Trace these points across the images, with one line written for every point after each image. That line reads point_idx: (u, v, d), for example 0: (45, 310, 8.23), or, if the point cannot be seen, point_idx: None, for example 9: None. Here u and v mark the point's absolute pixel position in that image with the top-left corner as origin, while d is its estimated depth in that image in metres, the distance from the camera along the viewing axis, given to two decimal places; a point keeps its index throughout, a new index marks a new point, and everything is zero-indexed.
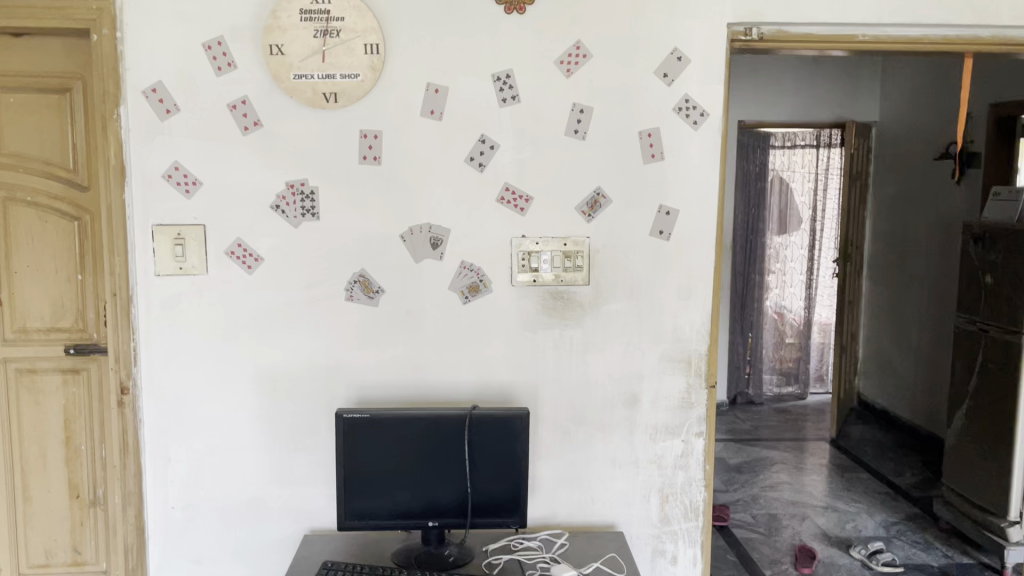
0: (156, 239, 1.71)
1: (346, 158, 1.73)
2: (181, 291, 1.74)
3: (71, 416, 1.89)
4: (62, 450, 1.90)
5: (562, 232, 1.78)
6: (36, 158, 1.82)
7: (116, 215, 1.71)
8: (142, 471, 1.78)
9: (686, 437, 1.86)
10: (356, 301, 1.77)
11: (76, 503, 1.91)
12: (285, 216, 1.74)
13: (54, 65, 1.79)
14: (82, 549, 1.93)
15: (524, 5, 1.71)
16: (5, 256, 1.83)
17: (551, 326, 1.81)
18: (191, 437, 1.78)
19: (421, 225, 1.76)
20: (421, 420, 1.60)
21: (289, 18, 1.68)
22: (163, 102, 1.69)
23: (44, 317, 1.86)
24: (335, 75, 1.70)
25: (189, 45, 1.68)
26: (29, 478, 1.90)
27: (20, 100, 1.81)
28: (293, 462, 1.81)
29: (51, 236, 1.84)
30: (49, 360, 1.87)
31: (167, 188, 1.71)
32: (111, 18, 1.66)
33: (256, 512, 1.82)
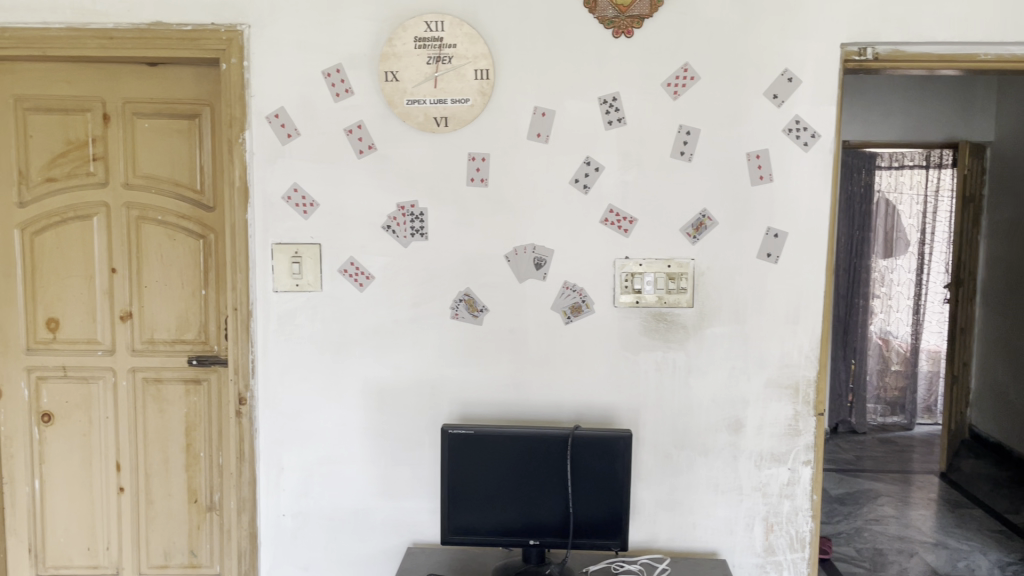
0: (275, 257, 1.80)
1: (455, 179, 1.78)
2: (296, 306, 1.82)
3: (192, 423, 1.99)
4: (183, 455, 2.00)
5: (666, 254, 1.78)
6: (167, 180, 1.93)
7: (239, 233, 1.80)
8: (255, 479, 1.86)
9: (793, 465, 1.82)
10: (461, 319, 1.81)
11: (194, 507, 2.01)
12: (395, 236, 1.79)
13: (187, 93, 1.91)
14: (199, 552, 2.02)
15: (632, 30, 1.73)
16: (136, 271, 1.95)
17: (654, 348, 1.80)
18: (302, 447, 1.85)
19: (526, 245, 1.79)
20: (524, 438, 1.62)
21: (404, 45, 1.74)
22: (285, 127, 1.77)
23: (170, 329, 1.97)
24: (447, 100, 1.75)
25: (310, 73, 1.76)
26: (152, 482, 2.01)
27: (153, 126, 1.93)
28: (397, 475, 1.85)
29: (179, 253, 1.95)
30: (173, 371, 1.98)
31: (286, 208, 1.79)
32: (240, 48, 1.76)
33: (361, 523, 1.87)
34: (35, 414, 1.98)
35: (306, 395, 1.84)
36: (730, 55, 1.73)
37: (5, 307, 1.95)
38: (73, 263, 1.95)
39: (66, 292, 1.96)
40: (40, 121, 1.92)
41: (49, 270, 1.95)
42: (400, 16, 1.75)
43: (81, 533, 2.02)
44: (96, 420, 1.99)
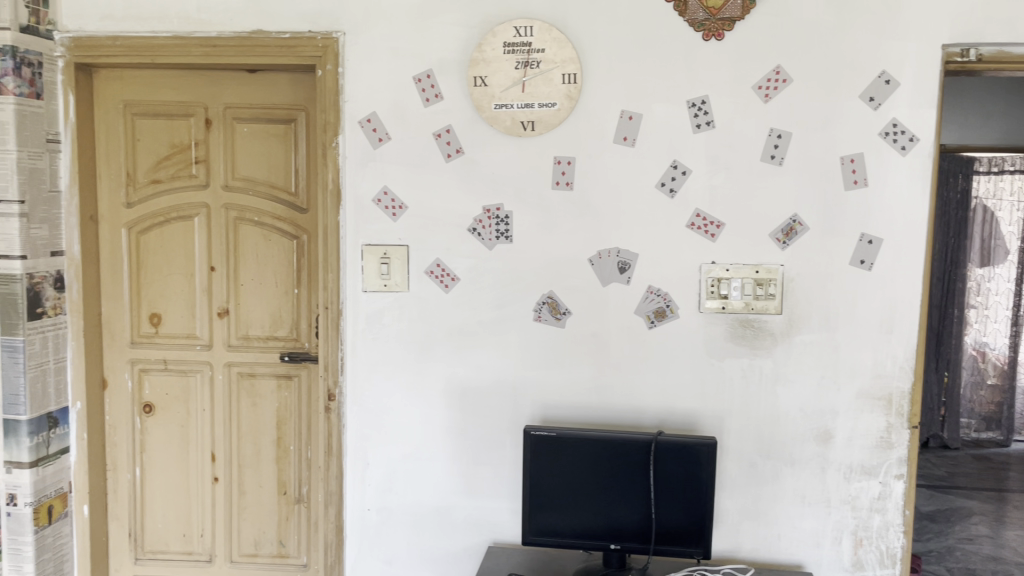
0: (365, 258, 1.85)
1: (540, 183, 1.79)
2: (384, 306, 1.86)
3: (283, 417, 2.06)
4: (274, 448, 2.07)
5: (753, 259, 1.75)
6: (264, 182, 2.01)
7: (331, 235, 1.86)
8: (342, 473, 1.91)
9: (884, 478, 1.76)
10: (544, 322, 1.82)
11: (283, 499, 2.08)
12: (480, 238, 1.82)
13: (284, 99, 1.98)
14: (287, 542, 2.09)
15: (723, 32, 1.71)
16: (234, 270, 2.04)
17: (740, 355, 1.78)
18: (387, 444, 1.90)
19: (610, 249, 1.78)
20: (607, 442, 1.62)
21: (493, 51, 1.76)
22: (376, 131, 1.82)
23: (264, 326, 2.04)
24: (534, 104, 1.76)
25: (401, 79, 1.80)
26: (244, 473, 2.09)
27: (251, 130, 2.00)
28: (479, 474, 1.88)
29: (274, 252, 2.02)
30: (266, 366, 2.05)
31: (376, 210, 1.84)
32: (335, 55, 1.81)
33: (443, 520, 1.90)
34: (137, 404, 2.09)
35: (392, 393, 1.88)
36: (824, 57, 1.69)
37: (112, 301, 2.06)
38: (175, 261, 2.05)
39: (168, 289, 2.06)
40: (147, 125, 2.02)
41: (153, 267, 2.05)
42: (490, 21, 1.77)
43: (177, 520, 2.11)
44: (193, 412, 2.08)
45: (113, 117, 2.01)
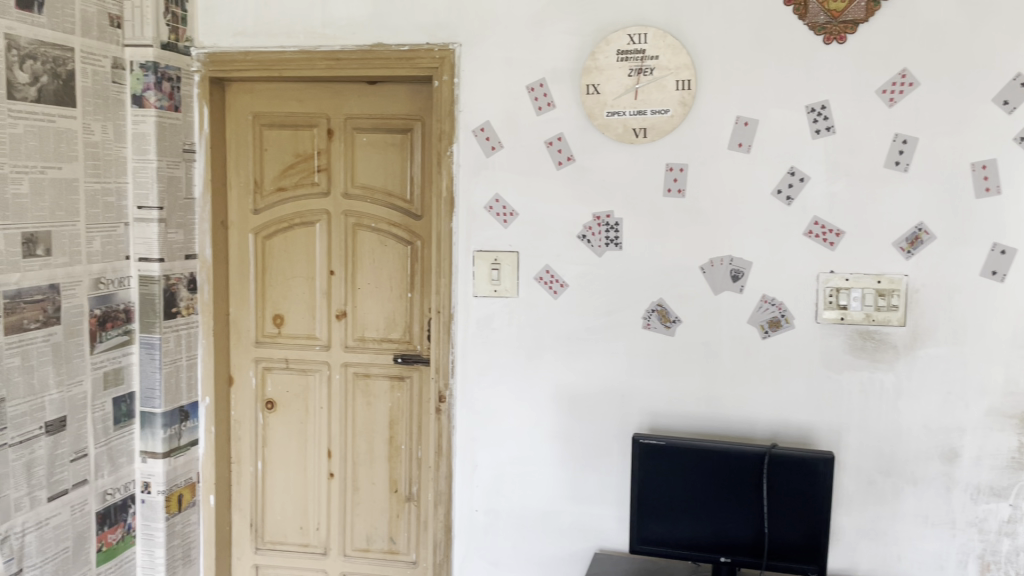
0: (476, 263, 1.89)
1: (652, 190, 1.78)
2: (494, 311, 1.90)
3: (396, 417, 2.13)
4: (386, 447, 2.14)
5: (874, 269, 1.69)
6: (381, 190, 2.08)
7: (444, 241, 1.90)
8: (452, 473, 1.96)
9: (1015, 501, 1.67)
10: (653, 330, 1.81)
11: (395, 496, 2.15)
12: (590, 245, 1.83)
13: (401, 109, 2.05)
14: (397, 538, 2.15)
15: (845, 35, 1.66)
16: (352, 274, 2.12)
17: (859, 368, 1.72)
18: (495, 446, 1.93)
19: (723, 257, 1.76)
20: (717, 453, 1.60)
21: (606, 59, 1.77)
22: (489, 140, 1.86)
23: (379, 328, 2.11)
24: (647, 111, 1.76)
25: (515, 88, 1.84)
26: (358, 469, 2.16)
27: (370, 139, 2.07)
28: (586, 480, 1.88)
29: (390, 257, 2.09)
30: (380, 367, 2.12)
31: (488, 217, 1.88)
32: (451, 66, 1.86)
33: (550, 524, 1.91)
34: (260, 401, 2.20)
35: (501, 397, 1.91)
36: (955, 59, 1.62)
37: (239, 303, 2.18)
38: (297, 265, 2.14)
39: (290, 291, 2.16)
40: (273, 135, 2.12)
41: (277, 270, 2.16)
42: (604, 29, 1.78)
43: (295, 513, 2.21)
44: (311, 409, 2.17)
45: (243, 128, 2.13)
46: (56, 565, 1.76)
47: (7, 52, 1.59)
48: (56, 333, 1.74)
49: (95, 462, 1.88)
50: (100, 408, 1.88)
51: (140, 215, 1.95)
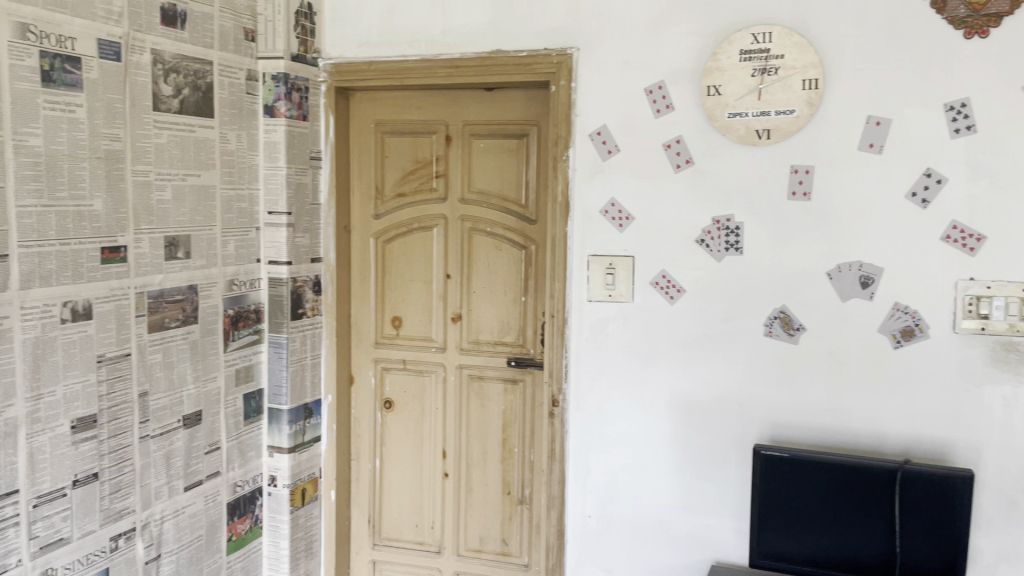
0: (591, 268, 1.88)
1: (775, 193, 1.73)
2: (609, 316, 1.88)
3: (509, 420, 2.14)
4: (499, 449, 2.16)
5: (1022, 277, 1.58)
6: (496, 195, 2.10)
7: (559, 245, 1.91)
8: (565, 478, 1.96)
9: None
10: (775, 337, 1.75)
11: (508, 499, 2.16)
12: (709, 250, 1.79)
13: (518, 114, 2.06)
14: (510, 541, 2.17)
15: (988, 29, 1.56)
16: (467, 277, 2.15)
17: (1001, 381, 1.61)
18: (609, 453, 1.91)
19: (851, 263, 1.69)
20: (844, 467, 1.54)
21: (728, 59, 1.73)
22: (606, 144, 1.85)
23: (493, 331, 2.14)
24: (771, 112, 1.70)
25: (634, 91, 1.82)
26: (472, 471, 2.19)
27: (487, 144, 2.10)
28: (703, 490, 1.84)
29: (505, 261, 2.11)
30: (494, 370, 2.14)
31: (604, 221, 1.87)
32: (568, 70, 1.86)
33: (664, 534, 1.88)
34: (378, 400, 2.26)
35: (615, 403, 1.90)
36: None
37: (360, 304, 2.26)
38: (415, 268, 2.20)
39: (408, 294, 2.21)
40: (394, 142, 2.18)
41: (396, 273, 2.22)
42: (726, 28, 1.74)
43: (411, 511, 2.26)
44: (427, 410, 2.22)
45: (366, 136, 2.21)
46: (191, 551, 1.86)
47: (154, 67, 1.69)
48: (194, 332, 1.84)
49: (227, 454, 1.97)
50: (232, 403, 1.98)
51: (270, 220, 2.04)
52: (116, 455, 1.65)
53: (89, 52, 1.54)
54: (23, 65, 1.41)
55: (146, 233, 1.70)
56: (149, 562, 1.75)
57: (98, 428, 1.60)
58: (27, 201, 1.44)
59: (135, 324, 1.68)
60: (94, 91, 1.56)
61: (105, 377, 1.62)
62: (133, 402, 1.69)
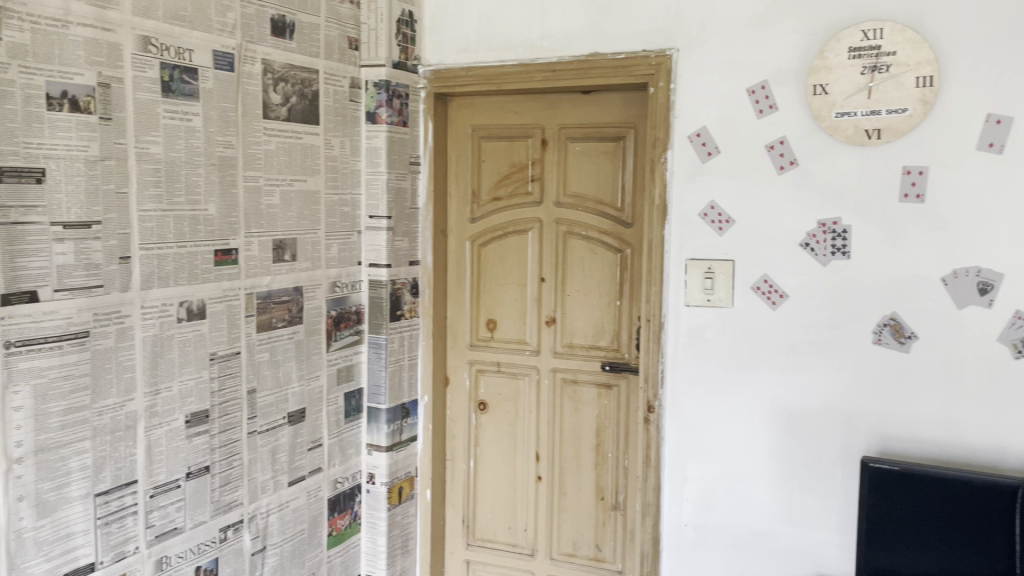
0: (689, 272, 1.85)
1: (885, 195, 1.66)
2: (707, 321, 1.85)
3: (603, 425, 2.13)
4: (593, 454, 2.15)
5: None
6: (592, 199, 2.09)
7: (656, 248, 1.89)
8: (660, 485, 1.93)
9: None
10: (884, 345, 1.69)
11: (601, 504, 2.15)
12: (814, 254, 1.73)
13: (615, 117, 2.05)
14: (603, 546, 2.15)
15: None
16: (561, 281, 2.15)
17: None
18: (707, 461, 1.88)
19: (968, 268, 1.61)
20: (961, 485, 1.46)
21: (837, 57, 1.67)
22: (706, 146, 1.82)
23: (587, 335, 2.13)
24: (881, 111, 1.64)
25: (735, 91, 1.78)
26: (565, 475, 2.19)
27: (583, 147, 2.09)
28: (805, 502, 1.78)
29: (600, 265, 2.10)
30: (588, 374, 2.13)
31: (703, 225, 1.83)
32: (667, 72, 1.84)
33: (764, 546, 1.83)
34: (473, 402, 2.29)
35: (713, 410, 1.86)
36: None
37: (456, 307, 2.29)
38: (510, 272, 2.21)
39: (503, 297, 2.23)
40: (490, 146, 2.20)
41: (491, 276, 2.24)
42: (835, 25, 1.68)
43: (504, 513, 2.27)
44: (521, 413, 2.23)
45: (463, 140, 2.24)
46: (294, 545, 1.92)
47: (264, 76, 1.76)
48: (299, 332, 1.90)
49: (328, 451, 2.03)
50: (333, 402, 2.04)
51: (371, 224, 2.10)
52: (227, 449, 1.72)
53: (205, 63, 1.61)
54: (146, 76, 1.48)
55: (255, 236, 1.77)
56: (255, 554, 1.81)
57: (209, 423, 1.67)
58: (148, 205, 1.51)
59: (245, 324, 1.75)
60: (210, 100, 1.63)
61: (217, 374, 1.69)
62: (242, 398, 1.75)
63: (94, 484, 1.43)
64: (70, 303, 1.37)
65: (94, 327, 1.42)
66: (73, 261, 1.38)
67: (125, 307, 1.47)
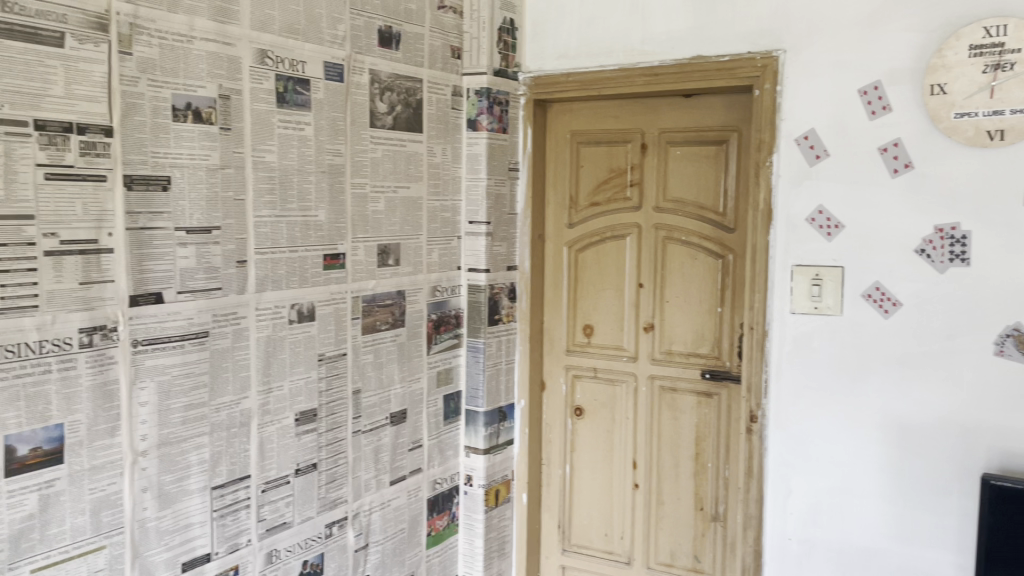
0: (795, 279, 1.81)
1: (1009, 199, 1.58)
2: (814, 329, 1.80)
3: (702, 434, 2.09)
4: (692, 463, 2.11)
5: None
6: (693, 204, 2.06)
7: (760, 254, 1.85)
8: (763, 497, 1.89)
9: None
10: (1007, 357, 1.60)
11: (700, 515, 2.11)
12: (930, 261, 1.66)
13: (718, 121, 2.02)
14: (702, 558, 2.11)
15: None
16: (660, 287, 2.12)
17: None
18: (813, 473, 1.82)
19: None
20: None
21: (956, 55, 1.60)
22: (814, 149, 1.77)
23: (687, 342, 2.10)
24: (1005, 111, 1.55)
25: (846, 92, 1.73)
26: (663, 483, 2.16)
27: (684, 152, 2.07)
28: (918, 520, 1.70)
29: (701, 271, 2.07)
30: (687, 382, 2.10)
31: (810, 230, 1.78)
32: (773, 73, 1.80)
33: (873, 564, 1.76)
34: (569, 407, 2.29)
35: (819, 421, 1.81)
36: None
37: (553, 312, 2.29)
38: (608, 277, 2.20)
39: (600, 303, 2.22)
40: (589, 151, 2.20)
41: (588, 282, 2.24)
42: (955, 20, 1.61)
43: (601, 520, 2.26)
44: (618, 419, 2.21)
45: (562, 146, 2.25)
46: (395, 543, 1.97)
47: (371, 86, 1.81)
48: (401, 334, 1.95)
49: (428, 452, 2.07)
50: (433, 404, 2.08)
51: (470, 229, 2.12)
52: (333, 448, 1.77)
53: (316, 74, 1.67)
54: (262, 87, 1.55)
55: (362, 242, 1.82)
56: (358, 550, 1.86)
57: (317, 421, 1.73)
58: (264, 212, 1.58)
59: (351, 326, 1.80)
60: (321, 110, 1.69)
61: (325, 374, 1.74)
62: (348, 398, 1.80)
63: (211, 477, 1.50)
64: (192, 304, 1.44)
65: (213, 327, 1.49)
66: (195, 265, 1.45)
67: (241, 309, 1.54)
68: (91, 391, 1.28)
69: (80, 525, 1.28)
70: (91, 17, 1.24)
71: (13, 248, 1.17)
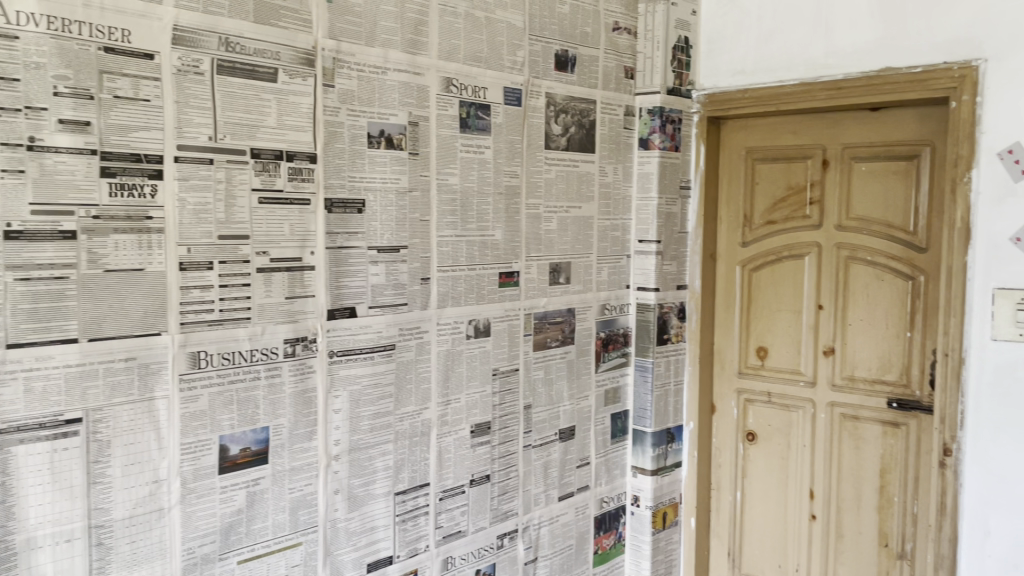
0: (997, 303, 1.68)
1: None
2: (1019, 358, 1.66)
3: (888, 466, 1.98)
4: (876, 496, 2.00)
5: None
6: (879, 222, 1.96)
7: (956, 275, 1.73)
8: (957, 537, 1.75)
9: None
10: None
11: (885, 552, 1.99)
12: None
13: (908, 135, 1.92)
14: None
15: None
16: (842, 309, 2.04)
17: None
18: (1016, 514, 1.68)
19: None
20: None
21: None
22: (1019, 163, 1.64)
23: (871, 368, 1.99)
24: None
25: None
26: (843, 515, 2.06)
27: (870, 168, 1.98)
28: None
29: (888, 293, 1.96)
30: (871, 410, 1.99)
31: (1016, 250, 1.65)
32: (973, 83, 1.69)
33: None
34: (741, 431, 2.23)
35: None
36: None
37: (725, 333, 2.25)
38: (784, 297, 2.13)
39: (775, 324, 2.15)
40: (765, 168, 2.15)
41: (763, 302, 2.18)
42: None
43: (774, 550, 2.18)
44: (794, 446, 2.13)
45: (736, 163, 2.21)
46: (563, 558, 1.99)
47: (547, 109, 1.86)
48: (571, 351, 1.98)
49: (595, 470, 2.08)
50: (601, 422, 2.09)
51: (640, 248, 2.12)
52: (505, 460, 1.82)
53: (496, 99, 1.74)
54: (447, 113, 1.63)
55: (535, 260, 1.86)
56: (528, 563, 1.89)
57: (491, 434, 1.78)
58: (446, 231, 1.65)
59: (524, 342, 1.85)
60: (500, 133, 1.75)
61: (499, 388, 1.79)
62: (519, 412, 1.85)
63: (394, 483, 1.58)
64: (381, 318, 1.53)
65: (399, 340, 1.57)
66: (384, 281, 1.54)
67: (424, 323, 1.62)
68: (293, 397, 1.39)
69: (280, 521, 1.38)
70: (299, 53, 1.36)
71: (231, 265, 1.28)
